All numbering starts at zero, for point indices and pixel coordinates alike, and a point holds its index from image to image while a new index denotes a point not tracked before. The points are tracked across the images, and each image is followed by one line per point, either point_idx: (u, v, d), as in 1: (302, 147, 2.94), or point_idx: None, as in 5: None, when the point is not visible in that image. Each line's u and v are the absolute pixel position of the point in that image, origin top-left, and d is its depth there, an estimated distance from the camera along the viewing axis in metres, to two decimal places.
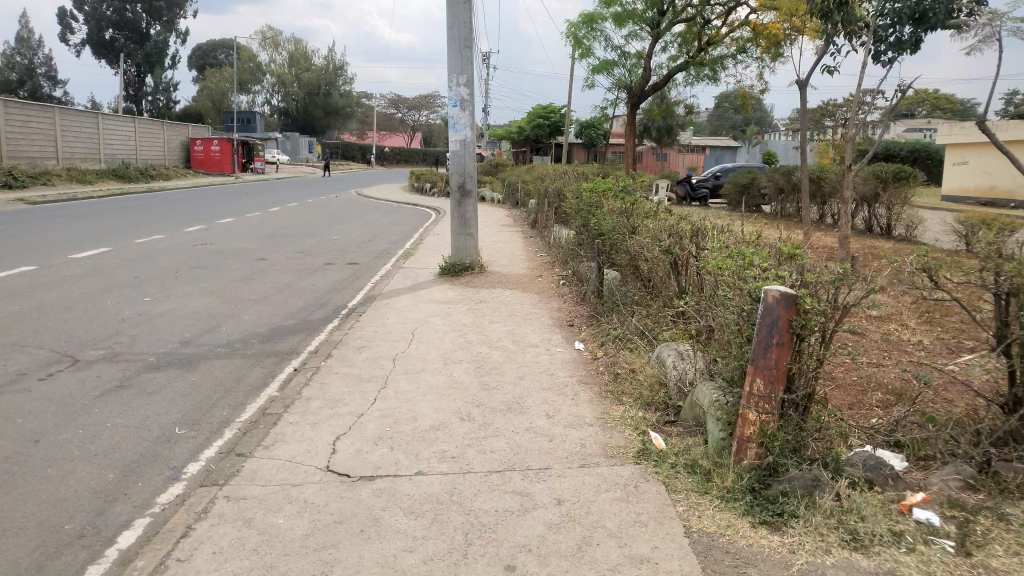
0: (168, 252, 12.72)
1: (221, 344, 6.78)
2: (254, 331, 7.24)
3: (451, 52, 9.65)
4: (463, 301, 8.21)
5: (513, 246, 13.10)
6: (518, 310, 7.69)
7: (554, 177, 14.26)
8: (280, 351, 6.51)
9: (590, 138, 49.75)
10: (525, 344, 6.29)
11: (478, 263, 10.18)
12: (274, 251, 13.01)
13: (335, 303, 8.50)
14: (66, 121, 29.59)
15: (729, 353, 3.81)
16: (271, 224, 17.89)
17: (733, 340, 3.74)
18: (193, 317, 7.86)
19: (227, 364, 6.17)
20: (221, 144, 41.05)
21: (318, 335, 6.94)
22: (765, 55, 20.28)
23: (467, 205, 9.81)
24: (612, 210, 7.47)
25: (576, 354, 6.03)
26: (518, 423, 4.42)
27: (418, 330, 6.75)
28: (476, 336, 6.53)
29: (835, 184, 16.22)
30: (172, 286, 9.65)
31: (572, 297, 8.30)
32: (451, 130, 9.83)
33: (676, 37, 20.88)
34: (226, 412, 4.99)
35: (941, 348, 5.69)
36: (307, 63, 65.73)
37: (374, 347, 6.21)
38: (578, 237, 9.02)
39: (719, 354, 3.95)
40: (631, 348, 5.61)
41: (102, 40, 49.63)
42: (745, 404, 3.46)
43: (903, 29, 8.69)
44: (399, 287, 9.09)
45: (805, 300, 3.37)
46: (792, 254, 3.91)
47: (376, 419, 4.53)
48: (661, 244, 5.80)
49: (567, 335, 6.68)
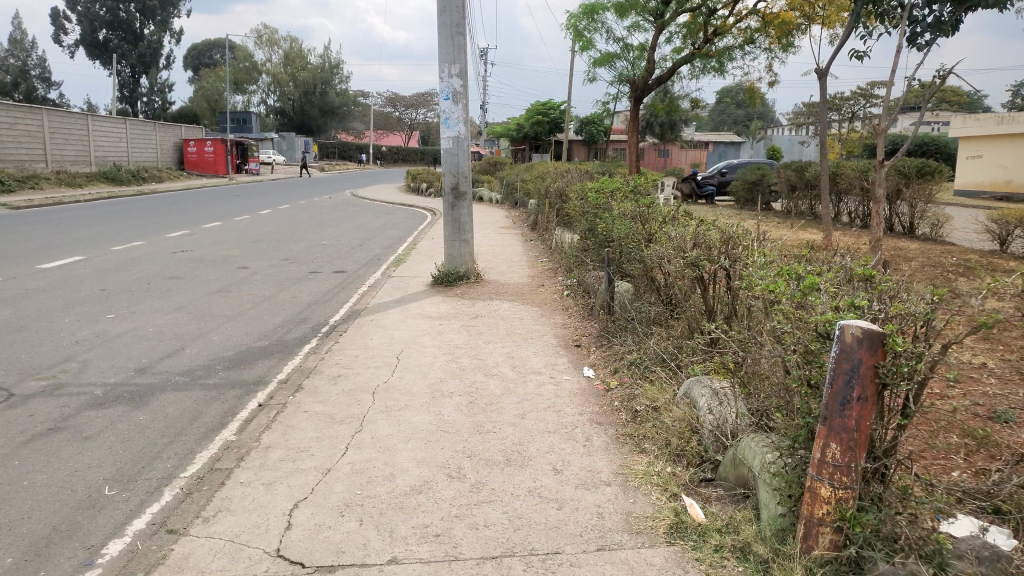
0: (145, 261, 11.89)
1: (182, 372, 5.96)
2: (221, 356, 6.39)
3: (442, 40, 8.80)
4: (457, 316, 7.41)
5: (511, 250, 12.26)
6: (518, 328, 6.89)
7: (555, 176, 13.41)
8: (247, 381, 5.69)
9: (589, 135, 48.78)
10: (526, 371, 5.47)
11: (474, 271, 9.37)
12: (257, 259, 12.18)
13: (315, 320, 7.68)
14: (55, 122, 28.73)
15: (789, 406, 3.03)
16: (258, 228, 17.04)
17: (796, 390, 2.95)
18: (154, 339, 6.99)
19: (183, 399, 5.31)
20: (215, 145, 40.19)
21: (292, 360, 6.13)
22: (775, 45, 19.47)
23: (461, 207, 9.01)
24: (624, 213, 6.64)
25: (585, 383, 5.22)
26: (518, 483, 3.61)
27: (403, 354, 5.93)
28: (470, 361, 5.72)
29: (852, 182, 15.39)
30: (141, 300, 8.80)
31: (577, 312, 7.47)
32: (442, 126, 8.98)
33: (680, 28, 20.03)
34: (169, 465, 4.13)
35: (1011, 373, 4.87)
36: (303, 62, 64.80)
37: (352, 376, 5.39)
38: (584, 242, 8.23)
39: (774, 402, 3.16)
40: (652, 379, 4.81)
41: (98, 42, 48.80)
42: (815, 475, 2.70)
43: (941, 9, 7.84)
44: (387, 300, 8.28)
45: (895, 340, 2.55)
46: (867, 275, 3.10)
47: (344, 479, 3.72)
48: (684, 255, 4.96)
49: (575, 358, 5.88)
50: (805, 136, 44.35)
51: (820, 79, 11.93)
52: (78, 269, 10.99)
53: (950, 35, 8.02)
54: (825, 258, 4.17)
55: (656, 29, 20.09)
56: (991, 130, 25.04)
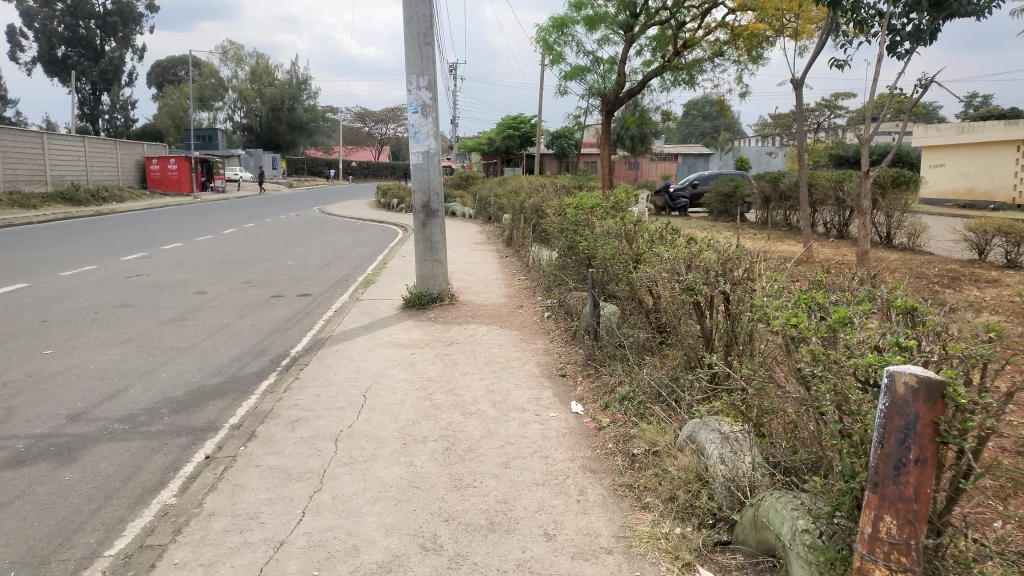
0: (94, 288, 11.08)
1: (120, 416, 5.29)
2: (168, 397, 5.70)
3: (409, 51, 8.32)
4: (430, 344, 6.87)
5: (486, 269, 11.74)
6: (498, 356, 6.36)
7: (530, 191, 12.96)
8: (195, 426, 5.04)
9: (560, 149, 48.59)
10: (509, 409, 4.94)
11: (447, 293, 8.83)
12: (217, 282, 11.45)
13: (276, 352, 7.05)
14: (9, 142, 27.52)
15: (828, 465, 2.51)
16: (221, 249, 16.22)
17: (835, 447, 2.42)
18: (93, 378, 6.27)
19: (119, 450, 4.62)
20: (179, 162, 39.04)
21: (247, 400, 5.49)
22: (745, 56, 19.35)
23: (433, 225, 8.48)
24: (608, 232, 6.20)
25: (575, 420, 4.71)
26: (504, 555, 3.08)
27: (371, 392, 5.34)
28: (446, 398, 5.18)
29: (826, 192, 15.31)
30: (86, 333, 8.03)
31: (559, 337, 6.97)
32: (412, 141, 8.47)
33: (649, 40, 19.85)
34: (92, 541, 3.49)
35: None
36: (270, 78, 63.83)
37: (312, 421, 4.79)
38: (564, 259, 7.77)
39: (812, 457, 2.70)
40: (649, 418, 4.32)
41: (56, 59, 47.28)
42: (866, 556, 2.14)
43: (920, 17, 7.57)
44: (355, 327, 7.70)
45: (959, 391, 2.01)
46: (909, 308, 2.59)
47: (300, 555, 3.16)
48: (680, 279, 4.50)
49: (561, 390, 5.38)
50: (772, 148, 44.79)
51: (796, 90, 11.81)
52: (21, 299, 10.17)
53: (929, 44, 7.77)
54: (842, 282, 3.70)
55: (626, 42, 19.80)
56: (952, 139, 25.36)
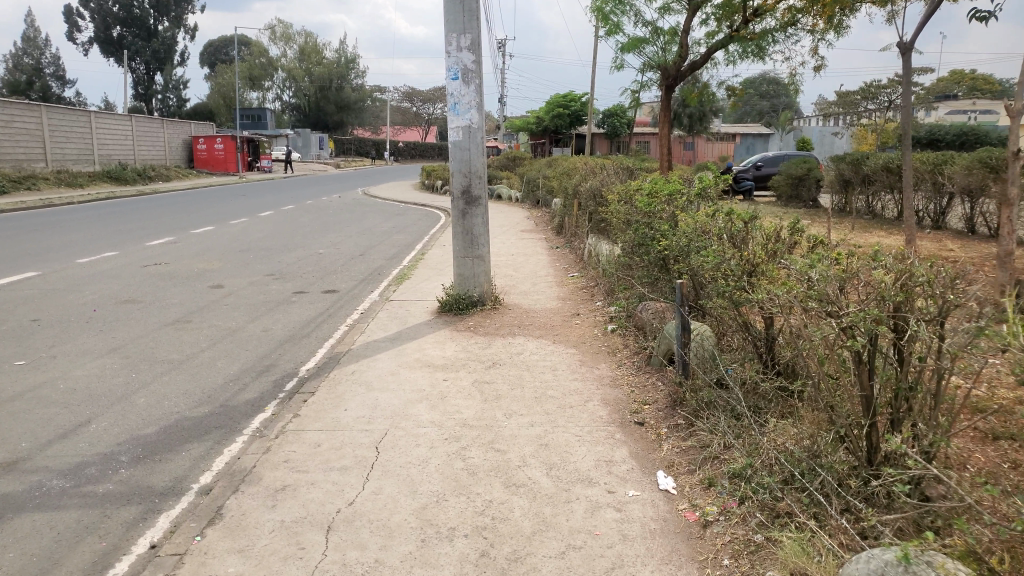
0: (106, 273, 9.99)
1: (64, 464, 3.93)
2: (136, 438, 4.30)
3: (447, 5, 6.92)
4: (467, 365, 5.53)
5: (534, 262, 10.34)
6: (553, 387, 4.99)
7: (585, 173, 11.41)
8: (156, 484, 3.72)
9: (612, 128, 46.36)
10: (571, 483, 3.56)
11: (490, 295, 7.47)
12: (237, 274, 10.26)
13: (283, 369, 5.76)
14: (55, 119, 27.16)
15: None
16: (253, 234, 15.09)
17: None
18: (56, 405, 4.79)
19: (42, 528, 3.27)
20: (226, 142, 38.54)
21: (231, 447, 4.18)
22: (822, 25, 17.26)
23: (474, 215, 7.14)
24: (702, 230, 4.68)
25: (666, 507, 3.37)
26: None
27: (387, 444, 4.02)
28: (485, 458, 3.83)
29: (922, 175, 13.42)
30: (72, 337, 6.51)
31: (628, 361, 5.54)
32: (450, 114, 7.10)
33: (715, 8, 17.80)
34: None
35: None
36: (318, 58, 63.26)
37: (301, 492, 3.48)
38: (631, 257, 6.35)
39: None
40: (793, 529, 2.94)
41: (113, 39, 47.46)
42: None
43: None
44: (379, 338, 6.41)
45: None
46: None
47: None
48: (834, 314, 3.04)
49: (642, 448, 4.01)
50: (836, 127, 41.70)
51: (902, 56, 9.99)
52: (24, 286, 8.74)
53: None
54: None
55: (689, 11, 17.87)
56: None
